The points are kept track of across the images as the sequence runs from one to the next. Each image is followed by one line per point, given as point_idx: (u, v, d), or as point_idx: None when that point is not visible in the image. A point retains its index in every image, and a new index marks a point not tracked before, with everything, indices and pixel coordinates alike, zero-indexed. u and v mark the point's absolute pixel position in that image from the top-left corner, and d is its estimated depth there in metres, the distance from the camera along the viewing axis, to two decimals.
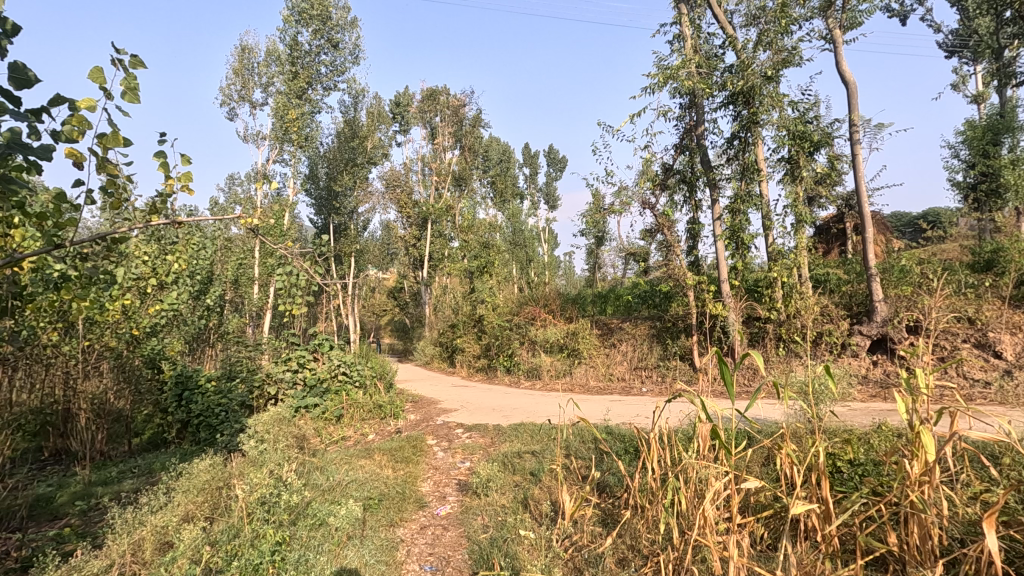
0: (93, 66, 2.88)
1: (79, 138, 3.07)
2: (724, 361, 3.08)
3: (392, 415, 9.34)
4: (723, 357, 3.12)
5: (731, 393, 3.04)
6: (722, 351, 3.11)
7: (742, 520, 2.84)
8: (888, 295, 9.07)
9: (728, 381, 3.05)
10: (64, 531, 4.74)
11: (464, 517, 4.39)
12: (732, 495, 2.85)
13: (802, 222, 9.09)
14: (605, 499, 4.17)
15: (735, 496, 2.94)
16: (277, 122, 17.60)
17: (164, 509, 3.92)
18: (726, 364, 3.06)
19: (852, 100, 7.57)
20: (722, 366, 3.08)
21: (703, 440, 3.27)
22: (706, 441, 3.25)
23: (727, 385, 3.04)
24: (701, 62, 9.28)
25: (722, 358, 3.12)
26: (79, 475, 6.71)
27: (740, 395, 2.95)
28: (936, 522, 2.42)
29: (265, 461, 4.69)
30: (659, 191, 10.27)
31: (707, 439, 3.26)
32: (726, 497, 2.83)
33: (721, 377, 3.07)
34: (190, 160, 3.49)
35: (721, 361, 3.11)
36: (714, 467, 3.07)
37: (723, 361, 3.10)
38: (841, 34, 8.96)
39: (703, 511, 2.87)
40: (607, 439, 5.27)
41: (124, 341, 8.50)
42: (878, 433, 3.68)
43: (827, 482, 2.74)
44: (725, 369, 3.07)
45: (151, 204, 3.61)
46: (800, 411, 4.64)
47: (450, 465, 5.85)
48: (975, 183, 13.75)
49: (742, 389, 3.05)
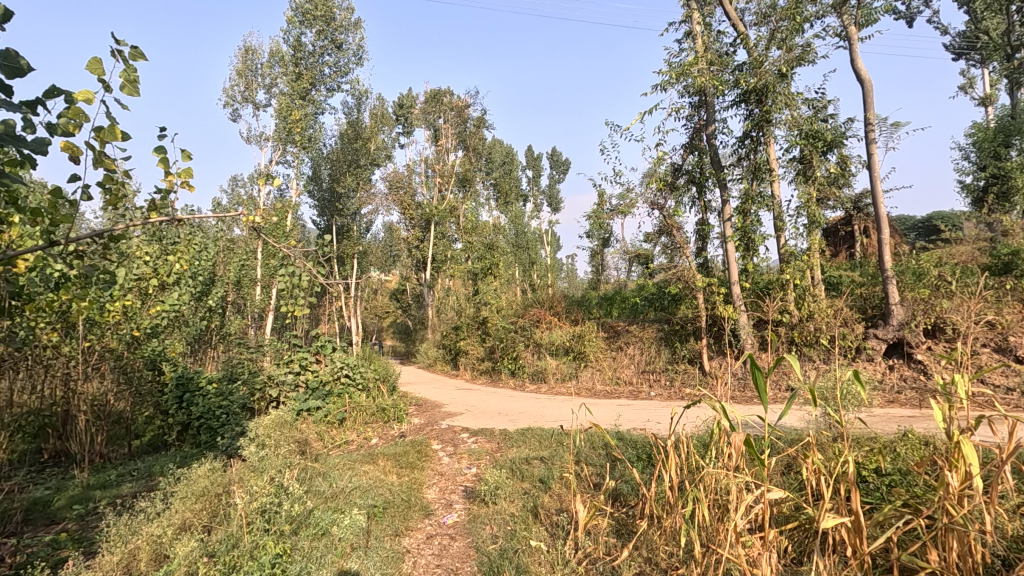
0: (91, 57, 2.81)
1: (75, 132, 3.00)
2: (759, 368, 2.86)
3: (395, 419, 9.24)
4: (758, 362, 2.89)
5: (767, 403, 2.83)
6: (757, 355, 2.88)
7: (771, 534, 2.67)
8: (905, 298, 8.90)
9: (762, 390, 2.84)
10: (59, 537, 4.63)
11: (472, 527, 4.25)
12: (762, 507, 2.69)
13: (815, 223, 8.94)
14: (618, 509, 4.03)
15: (765, 510, 2.75)
16: (280, 123, 17.45)
17: (160, 517, 3.73)
18: (761, 371, 2.84)
19: (867, 98, 7.40)
20: (756, 373, 2.86)
21: (735, 451, 3.06)
22: (739, 452, 3.04)
23: (761, 395, 2.83)
24: (712, 59, 9.15)
25: (757, 364, 2.89)
26: (77, 479, 6.62)
27: (779, 407, 2.72)
28: (980, 541, 2.28)
29: (269, 463, 4.57)
30: (668, 192, 10.13)
31: (740, 450, 3.04)
32: (758, 510, 2.65)
33: (754, 385, 2.87)
34: (191, 156, 3.39)
35: (755, 367, 2.88)
36: (739, 477, 2.88)
37: (758, 367, 2.88)
38: (856, 31, 8.83)
39: (733, 524, 2.69)
40: (620, 445, 5.14)
41: (125, 342, 8.39)
42: (904, 441, 3.58)
43: (858, 492, 2.59)
44: (759, 377, 2.85)
45: (150, 202, 3.51)
46: (822, 418, 4.54)
47: (456, 471, 5.71)
48: (986, 186, 13.66)
49: (782, 401, 2.82)
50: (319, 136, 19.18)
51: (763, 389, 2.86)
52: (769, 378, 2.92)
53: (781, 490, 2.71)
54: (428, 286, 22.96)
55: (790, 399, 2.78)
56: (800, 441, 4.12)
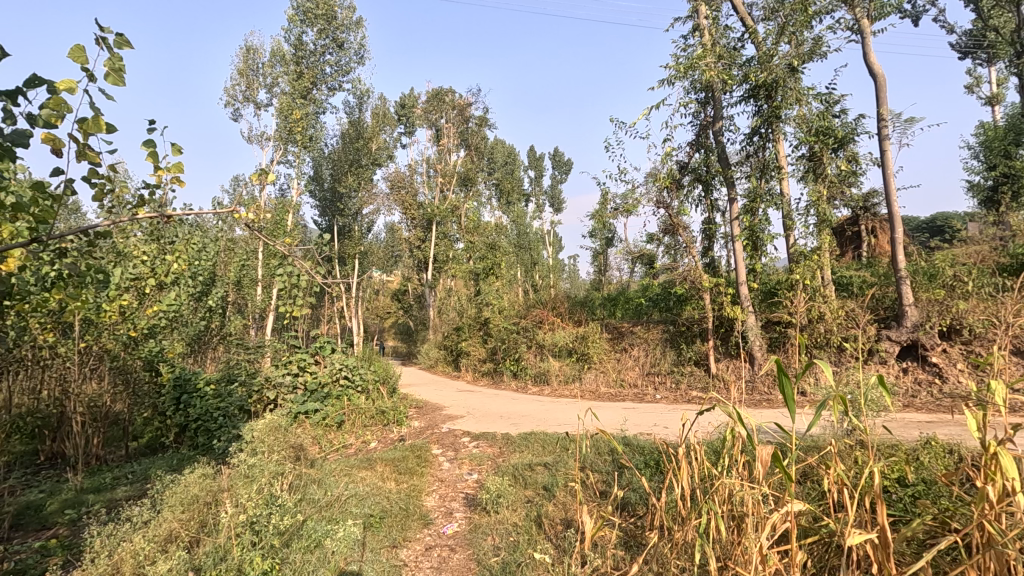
0: (74, 45, 2.68)
1: (57, 123, 2.87)
2: (786, 374, 2.58)
3: (395, 421, 9.05)
4: (784, 368, 2.61)
5: (795, 415, 2.56)
6: (782, 359, 2.60)
7: (796, 553, 2.48)
8: (919, 299, 8.75)
9: (790, 400, 2.57)
10: (49, 543, 4.52)
11: (473, 537, 4.10)
12: (785, 525, 2.49)
13: (826, 222, 8.76)
14: (626, 519, 3.90)
15: (789, 524, 2.54)
16: (282, 122, 17.28)
17: (147, 526, 3.56)
18: (788, 378, 2.56)
19: (881, 93, 7.22)
20: (782, 380, 2.58)
21: (761, 465, 2.81)
22: (765, 466, 2.80)
23: (789, 406, 2.56)
24: (722, 53, 8.94)
25: (783, 370, 2.61)
26: (72, 483, 6.51)
27: (812, 421, 2.44)
28: (1022, 560, 2.11)
29: (262, 469, 4.43)
30: (674, 191, 9.97)
31: (766, 463, 2.81)
32: (780, 528, 2.45)
33: (781, 393, 2.59)
34: (181, 150, 3.23)
35: (781, 373, 2.60)
36: (760, 488, 2.68)
37: (785, 373, 2.60)
38: (869, 24, 8.67)
39: (758, 543, 2.47)
40: (626, 451, 5.00)
41: (122, 343, 8.15)
42: (926, 449, 3.54)
43: (885, 505, 2.39)
44: (786, 385, 2.57)
45: (138, 198, 3.36)
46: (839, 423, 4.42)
47: (457, 477, 5.57)
48: (995, 185, 13.49)
49: (815, 411, 2.53)
50: (320, 135, 19.04)
51: (790, 397, 2.58)
52: (796, 384, 2.64)
53: (805, 504, 2.51)
54: (429, 286, 22.79)
55: (823, 409, 2.51)
56: (819, 449, 4.00)
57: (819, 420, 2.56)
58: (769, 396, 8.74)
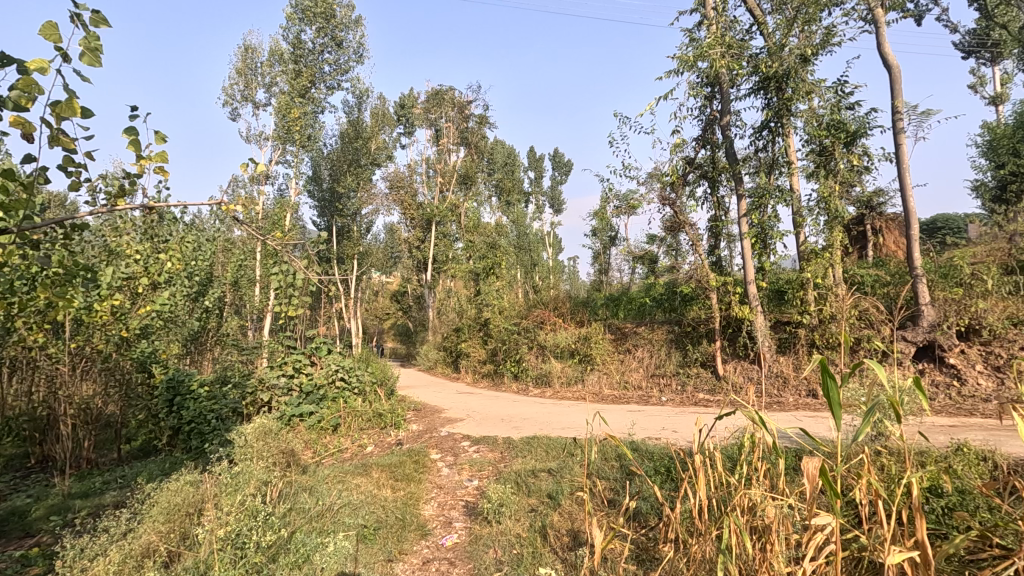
0: (46, 21, 2.48)
1: (29, 106, 2.66)
2: (831, 376, 2.33)
3: (392, 425, 8.80)
4: (829, 370, 2.36)
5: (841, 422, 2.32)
6: (827, 360, 2.36)
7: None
8: (935, 298, 8.60)
9: (836, 404, 2.32)
10: (30, 552, 4.30)
11: (473, 550, 3.90)
12: (829, 549, 2.20)
13: (837, 218, 8.56)
14: (637, 531, 3.71)
15: (831, 546, 2.25)
16: (279, 122, 17.08)
17: (126, 539, 3.35)
18: (834, 380, 2.31)
19: (895, 85, 7.00)
20: (826, 382, 2.34)
21: (810, 483, 2.27)
22: (815, 483, 2.28)
23: (834, 412, 2.33)
24: (731, 43, 8.75)
25: (828, 371, 2.36)
26: (59, 487, 6.32)
27: (866, 431, 2.19)
28: None
29: (249, 477, 4.20)
30: (679, 187, 9.81)
31: (813, 478, 2.31)
32: (825, 555, 2.18)
33: (825, 398, 2.35)
34: (166, 138, 3.02)
35: (826, 375, 2.35)
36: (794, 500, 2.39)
37: (830, 374, 2.35)
38: (883, 14, 8.48)
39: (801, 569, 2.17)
40: (635, 457, 4.81)
41: (114, 343, 7.90)
42: (959, 456, 3.52)
43: (925, 519, 2.18)
44: (832, 389, 2.31)
45: (117, 188, 3.15)
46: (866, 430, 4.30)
47: (456, 484, 5.35)
48: (1004, 184, 13.33)
49: (862, 418, 2.30)
50: (318, 134, 18.86)
51: (835, 401, 2.35)
52: (840, 387, 2.41)
53: (844, 521, 2.25)
54: (428, 287, 22.59)
55: (872, 416, 2.27)
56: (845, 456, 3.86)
57: (867, 429, 2.32)
58: (779, 399, 8.56)
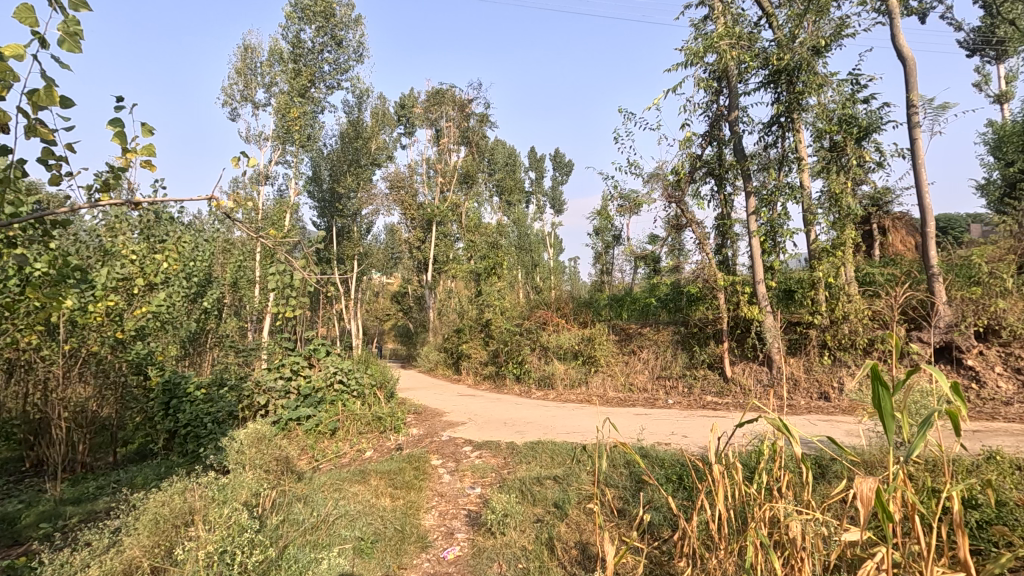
0: (20, 3, 2.32)
1: (3, 94, 2.49)
2: (884, 384, 2.21)
3: (392, 428, 8.63)
4: (881, 376, 2.24)
5: (891, 432, 2.22)
6: (880, 366, 2.23)
7: None
8: (952, 298, 8.46)
9: (888, 413, 2.20)
10: (16, 563, 4.13)
11: (476, 564, 3.75)
12: None
13: (848, 215, 8.40)
14: (650, 545, 3.54)
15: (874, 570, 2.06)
16: (278, 122, 16.92)
17: (110, 553, 3.21)
18: (888, 388, 2.19)
19: (910, 77, 6.83)
20: (879, 390, 2.22)
21: (863, 504, 2.12)
22: (868, 505, 2.12)
23: (884, 420, 2.22)
24: (739, 36, 8.58)
25: (880, 378, 2.24)
26: (51, 492, 6.17)
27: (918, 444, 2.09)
28: None
29: (239, 489, 4.02)
30: (685, 184, 9.65)
31: (867, 500, 2.14)
32: None
33: (877, 406, 2.23)
34: (152, 130, 2.84)
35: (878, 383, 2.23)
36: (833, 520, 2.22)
37: (882, 381, 2.23)
38: (897, 6, 8.32)
39: None
40: (645, 464, 4.65)
41: (108, 345, 7.63)
42: (992, 466, 3.43)
43: (968, 536, 2.01)
44: (885, 396, 2.19)
45: (101, 182, 2.98)
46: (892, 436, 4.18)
47: (458, 492, 5.18)
48: (1014, 181, 13.14)
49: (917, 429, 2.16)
50: (318, 134, 18.68)
51: (887, 410, 2.21)
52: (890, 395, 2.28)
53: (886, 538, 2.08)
54: (429, 288, 22.37)
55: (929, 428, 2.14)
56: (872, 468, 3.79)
57: (919, 441, 2.21)
58: (790, 403, 8.38)
